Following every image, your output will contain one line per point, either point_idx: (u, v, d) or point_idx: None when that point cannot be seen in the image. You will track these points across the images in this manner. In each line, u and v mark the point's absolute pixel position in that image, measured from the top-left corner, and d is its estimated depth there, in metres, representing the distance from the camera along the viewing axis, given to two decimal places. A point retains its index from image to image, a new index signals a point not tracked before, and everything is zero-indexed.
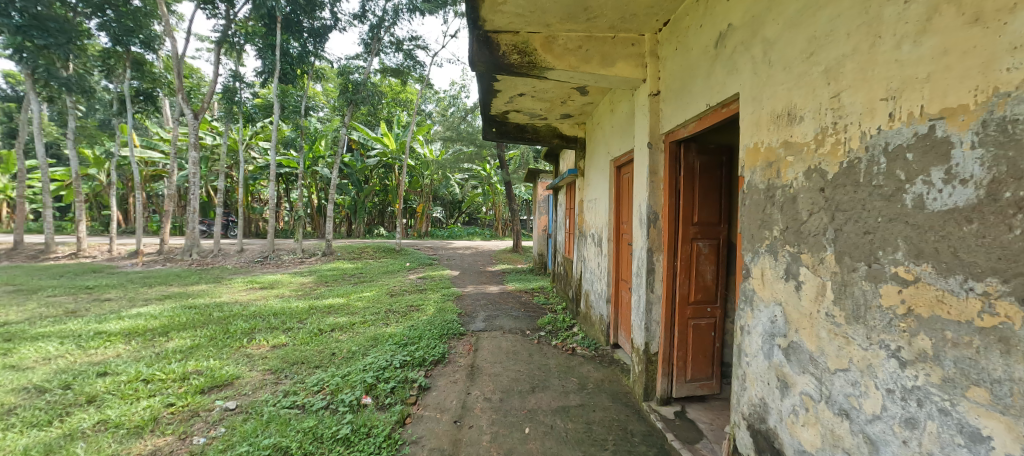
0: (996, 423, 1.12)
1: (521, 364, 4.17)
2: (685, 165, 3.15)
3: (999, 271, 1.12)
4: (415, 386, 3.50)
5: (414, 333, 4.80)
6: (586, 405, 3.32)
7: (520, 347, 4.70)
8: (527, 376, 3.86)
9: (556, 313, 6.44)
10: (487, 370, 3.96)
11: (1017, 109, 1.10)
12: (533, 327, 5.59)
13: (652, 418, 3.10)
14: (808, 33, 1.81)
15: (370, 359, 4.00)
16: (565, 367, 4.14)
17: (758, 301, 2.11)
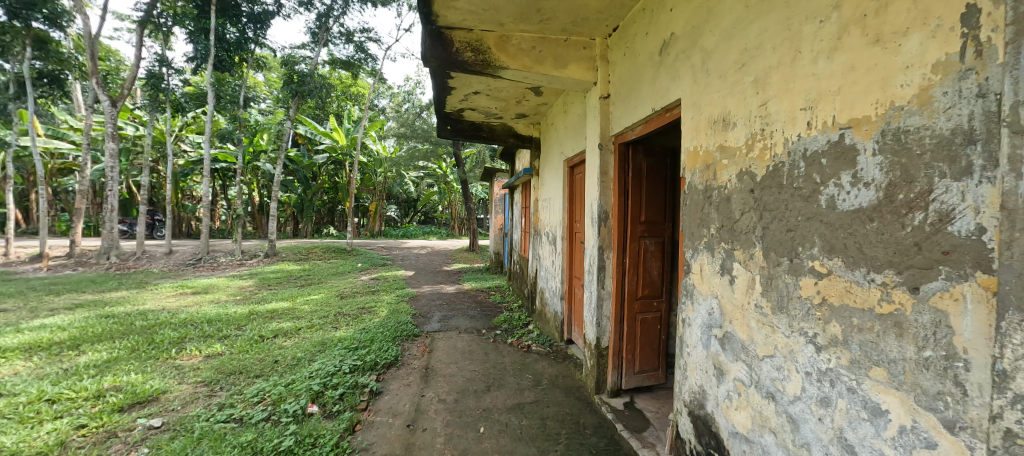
0: (892, 398, 1.27)
1: (476, 363, 4.16)
2: (633, 166, 3.28)
3: (895, 264, 1.27)
4: (366, 391, 3.40)
5: (365, 336, 4.65)
6: (540, 401, 3.38)
7: (475, 346, 4.69)
8: (482, 375, 3.87)
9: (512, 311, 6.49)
10: (441, 371, 3.92)
11: (908, 121, 1.24)
12: (488, 326, 5.59)
13: (603, 410, 3.21)
14: (740, 45, 1.95)
15: (317, 365, 3.83)
16: (520, 364, 4.19)
17: (697, 295, 2.24)
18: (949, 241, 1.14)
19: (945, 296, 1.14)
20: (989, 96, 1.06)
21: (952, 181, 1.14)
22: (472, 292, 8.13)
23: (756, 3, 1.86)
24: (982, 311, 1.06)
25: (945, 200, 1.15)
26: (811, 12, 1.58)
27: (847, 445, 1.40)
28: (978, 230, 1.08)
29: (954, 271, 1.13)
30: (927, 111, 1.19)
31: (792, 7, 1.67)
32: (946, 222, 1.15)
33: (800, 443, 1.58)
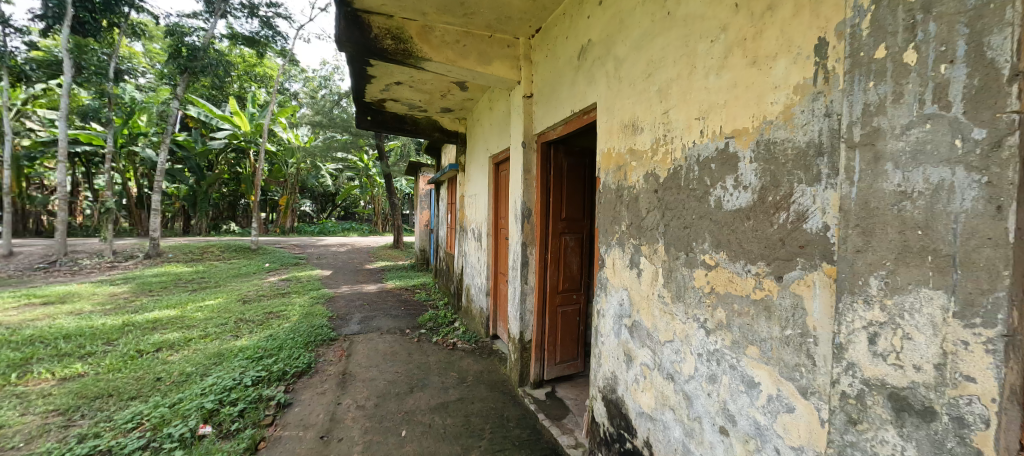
0: (763, 371, 1.47)
1: (398, 365, 4.05)
2: (554, 165, 3.40)
3: (766, 256, 1.48)
4: (272, 405, 3.14)
5: (272, 344, 4.29)
6: (465, 398, 3.39)
7: (398, 347, 4.56)
8: (404, 376, 3.77)
9: (437, 309, 6.40)
10: (361, 376, 3.75)
11: (776, 134, 1.45)
12: (412, 325, 5.46)
13: (526, 402, 3.31)
14: (647, 57, 2.12)
15: (211, 380, 3.45)
16: (445, 363, 4.16)
17: (610, 287, 2.40)
18: (805, 237, 1.35)
19: (801, 283, 1.36)
20: (833, 116, 1.28)
21: (807, 186, 1.35)
22: (395, 290, 7.87)
23: (660, 19, 2.03)
24: (827, 295, 1.28)
25: (801, 202, 1.37)
26: (704, 32, 1.76)
27: (729, 415, 1.60)
28: (825, 227, 1.29)
29: (808, 262, 1.34)
30: (790, 126, 1.40)
31: (689, 26, 1.85)
32: (803, 221, 1.36)
33: (692, 417, 1.77)
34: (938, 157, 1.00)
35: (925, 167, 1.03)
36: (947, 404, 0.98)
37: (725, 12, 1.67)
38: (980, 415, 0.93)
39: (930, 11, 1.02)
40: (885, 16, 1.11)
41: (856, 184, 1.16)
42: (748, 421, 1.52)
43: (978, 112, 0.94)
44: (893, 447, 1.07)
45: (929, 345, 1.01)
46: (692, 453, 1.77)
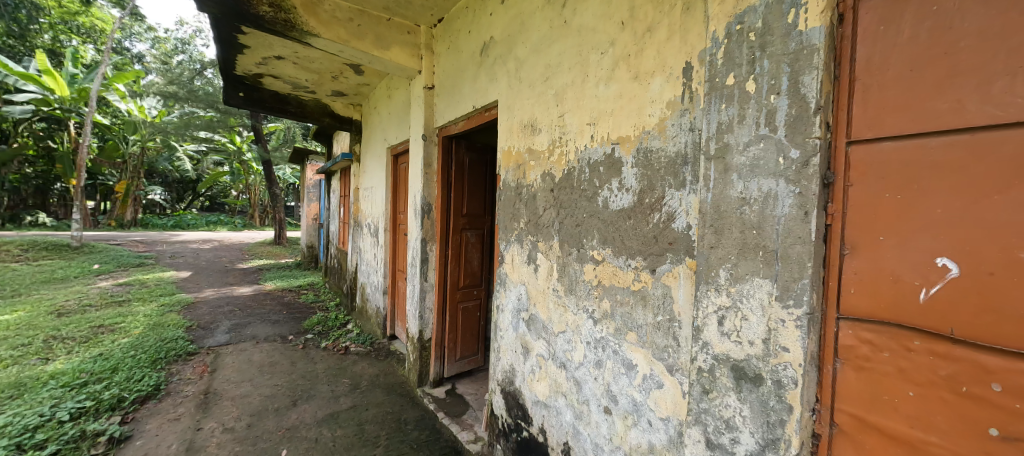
0: (639, 354, 1.66)
1: (277, 377, 3.67)
2: (456, 161, 3.39)
3: (643, 252, 1.66)
4: (102, 441, 2.62)
5: (103, 366, 3.56)
6: (358, 405, 3.22)
7: (278, 357, 4.13)
8: (285, 389, 3.44)
9: (327, 311, 5.94)
10: (229, 394, 3.32)
11: (652, 144, 1.64)
12: (296, 330, 5.00)
13: (425, 402, 3.27)
14: (545, 60, 2.22)
15: (5, 419, 2.74)
16: (335, 369, 3.89)
17: (509, 283, 2.48)
18: (673, 235, 1.55)
19: (669, 275, 1.56)
20: (696, 130, 1.48)
21: (675, 190, 1.55)
22: (276, 292, 7.10)
23: (558, 26, 2.14)
24: (689, 284, 1.49)
25: (671, 204, 1.57)
26: (596, 44, 1.91)
27: (612, 396, 1.78)
28: (688, 227, 1.50)
29: (675, 256, 1.54)
30: (663, 136, 1.59)
31: (583, 36, 1.98)
32: (672, 220, 1.56)
33: (581, 400, 1.93)
34: (767, 170, 1.24)
35: (759, 178, 1.26)
36: (770, 370, 1.22)
37: (613, 27, 1.82)
38: (791, 377, 1.18)
39: (765, 50, 1.25)
40: (733, 50, 1.33)
41: (711, 190, 1.37)
42: (627, 399, 1.70)
43: (794, 135, 1.19)
44: (734, 409, 1.30)
45: (758, 324, 1.25)
46: (581, 434, 1.93)
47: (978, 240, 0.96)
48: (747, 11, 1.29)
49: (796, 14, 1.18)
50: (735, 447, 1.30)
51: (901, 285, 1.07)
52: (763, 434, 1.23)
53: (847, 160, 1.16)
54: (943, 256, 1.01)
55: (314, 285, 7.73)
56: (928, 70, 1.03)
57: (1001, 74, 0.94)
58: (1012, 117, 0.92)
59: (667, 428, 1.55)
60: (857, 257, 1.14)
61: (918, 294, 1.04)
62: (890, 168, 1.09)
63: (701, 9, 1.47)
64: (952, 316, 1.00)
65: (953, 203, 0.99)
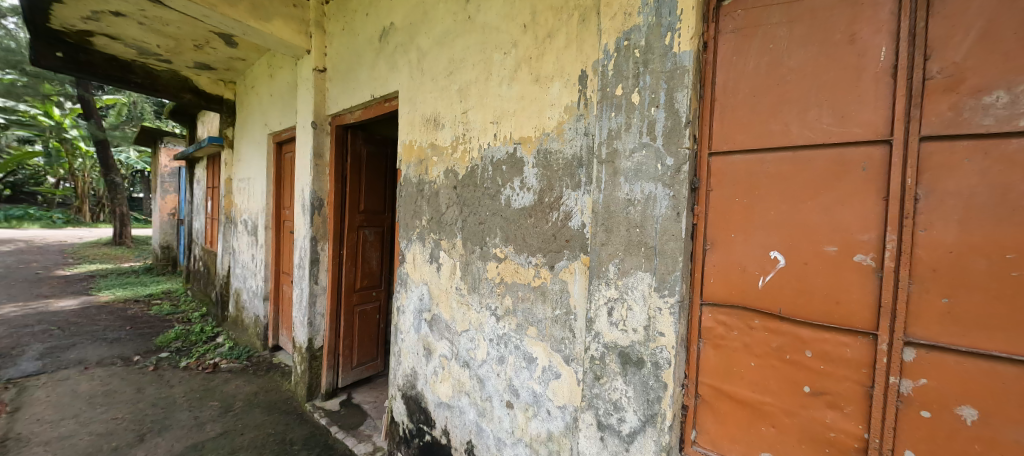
0: (539, 347, 1.74)
1: (116, 409, 3.08)
2: (351, 152, 3.19)
3: (543, 250, 1.74)
4: None
5: None
6: (231, 431, 2.85)
7: (116, 385, 3.46)
8: (128, 423, 2.90)
9: (188, 324, 5.13)
10: (40, 439, 2.68)
11: (550, 146, 1.71)
12: (143, 349, 4.24)
13: (316, 416, 3.03)
14: (449, 54, 2.18)
15: None
16: (200, 392, 3.40)
17: (410, 283, 2.41)
18: (569, 233, 1.65)
19: (567, 270, 1.66)
20: (589, 135, 1.59)
21: (571, 191, 1.65)
22: (116, 304, 5.90)
23: (461, 21, 2.12)
24: (583, 279, 1.60)
25: (567, 205, 1.66)
26: (499, 43, 1.94)
27: (514, 389, 1.83)
28: (583, 225, 1.60)
29: (571, 253, 1.64)
30: (561, 139, 1.68)
31: (486, 34, 1.99)
32: (568, 220, 1.66)
33: (485, 397, 1.96)
34: (649, 175, 1.38)
35: (641, 182, 1.39)
36: (650, 353, 1.37)
37: (515, 29, 1.86)
38: (666, 358, 1.34)
39: (647, 66, 1.39)
40: (622, 63, 1.45)
41: (603, 191, 1.49)
42: (528, 391, 1.77)
43: (669, 145, 1.34)
44: (620, 392, 1.43)
45: (641, 313, 1.39)
46: (484, 431, 1.96)
47: (799, 237, 1.19)
48: (633, 29, 1.42)
49: (672, 38, 1.34)
50: (622, 426, 1.43)
51: (746, 274, 1.28)
52: (644, 411, 1.38)
53: (708, 168, 1.35)
54: (775, 250, 1.23)
55: (170, 294, 6.60)
56: (766, 97, 1.25)
57: (814, 104, 1.17)
58: (820, 139, 1.16)
59: (564, 414, 1.65)
60: (716, 252, 1.34)
61: (758, 281, 1.26)
62: (739, 176, 1.29)
63: (595, 22, 1.57)
64: (781, 298, 1.22)
65: (782, 207, 1.22)
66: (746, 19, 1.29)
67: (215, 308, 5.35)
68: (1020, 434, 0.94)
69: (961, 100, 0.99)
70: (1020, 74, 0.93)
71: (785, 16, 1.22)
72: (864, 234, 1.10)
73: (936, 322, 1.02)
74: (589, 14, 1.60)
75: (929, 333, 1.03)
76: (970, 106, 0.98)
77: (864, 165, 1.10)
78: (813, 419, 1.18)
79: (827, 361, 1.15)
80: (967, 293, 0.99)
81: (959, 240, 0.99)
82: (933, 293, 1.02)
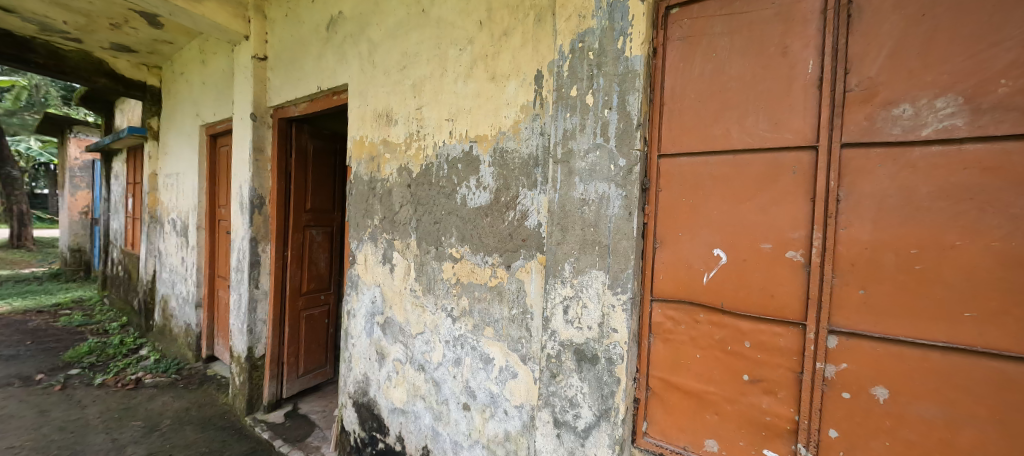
0: (496, 348, 1.74)
1: (13, 436, 2.72)
2: (296, 147, 3.02)
3: (499, 249, 1.73)
4: None
5: None
6: (156, 452, 2.61)
7: (14, 409, 3.06)
8: (29, 451, 2.58)
9: (105, 336, 4.65)
10: None
11: (506, 145, 1.71)
12: (48, 367, 3.79)
13: (257, 430, 2.84)
14: (402, 48, 2.12)
15: None
16: (118, 411, 3.08)
17: (361, 285, 2.32)
18: (525, 232, 1.66)
19: (523, 270, 1.66)
20: (545, 135, 1.60)
21: (527, 190, 1.66)
22: (15, 316, 5.22)
23: (415, 14, 2.06)
24: (539, 278, 1.61)
25: (523, 204, 1.67)
26: (454, 39, 1.90)
27: (470, 391, 1.82)
28: (539, 225, 1.62)
29: (528, 252, 1.65)
30: (517, 138, 1.68)
31: (441, 29, 1.95)
32: (524, 220, 1.66)
33: (440, 400, 1.93)
34: (602, 175, 1.41)
35: (595, 182, 1.42)
36: (604, 349, 1.41)
37: (471, 25, 1.84)
38: (619, 354, 1.38)
39: (600, 69, 1.42)
40: (577, 65, 1.47)
41: (558, 191, 1.50)
42: (485, 392, 1.76)
43: (621, 146, 1.38)
44: (576, 388, 1.46)
45: (594, 310, 1.42)
46: (439, 435, 1.93)
47: (738, 235, 1.27)
48: (587, 31, 1.45)
49: (624, 42, 1.38)
50: (577, 422, 1.46)
51: (692, 271, 1.35)
52: (598, 406, 1.42)
53: (658, 169, 1.40)
54: (718, 248, 1.30)
55: (83, 303, 5.93)
56: (710, 103, 1.32)
57: (752, 111, 1.25)
58: (757, 144, 1.24)
59: (521, 414, 1.65)
60: (665, 250, 1.39)
61: (703, 277, 1.33)
62: (686, 178, 1.36)
63: (550, 23, 1.59)
64: (723, 293, 1.30)
65: (724, 207, 1.29)
66: (692, 28, 1.35)
67: (138, 317, 4.88)
68: (923, 409, 1.05)
69: (876, 110, 1.10)
70: (924, 89, 1.04)
71: (727, 27, 1.29)
72: (795, 232, 1.19)
73: (855, 312, 1.12)
74: (545, 14, 1.61)
75: (849, 322, 1.13)
76: (883, 116, 1.09)
77: (795, 169, 1.19)
78: (751, 405, 1.26)
79: (763, 350, 1.24)
80: (880, 285, 1.09)
81: (874, 237, 1.10)
82: (852, 285, 1.13)
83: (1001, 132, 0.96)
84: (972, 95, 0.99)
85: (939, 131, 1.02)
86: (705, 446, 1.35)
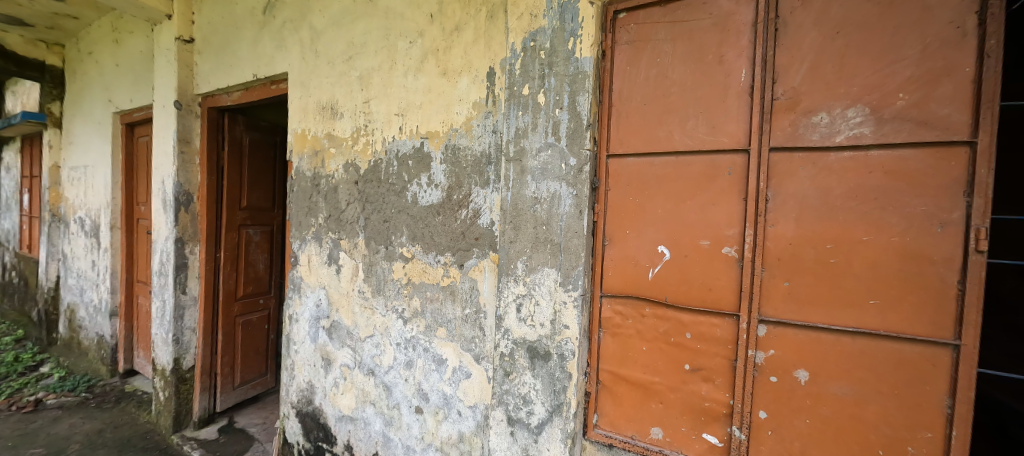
0: (449, 348, 1.71)
1: None
2: (229, 139, 2.80)
3: (451, 248, 1.71)
4: None
5: None
6: None
7: None
8: None
9: None
10: None
11: (458, 143, 1.69)
12: None
13: (186, 449, 2.62)
14: (347, 37, 2.02)
15: None
16: (14, 437, 2.72)
17: (304, 288, 2.20)
18: (478, 230, 1.65)
19: (476, 269, 1.65)
20: (497, 133, 1.60)
21: (480, 188, 1.64)
22: None
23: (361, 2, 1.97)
24: (492, 276, 1.61)
25: (476, 202, 1.65)
26: (403, 31, 1.84)
27: (423, 394, 1.79)
28: (491, 223, 1.61)
29: (481, 251, 1.64)
30: (469, 135, 1.66)
31: (390, 20, 1.88)
32: (477, 218, 1.65)
33: (392, 405, 1.88)
34: (554, 174, 1.43)
35: (547, 181, 1.44)
36: (556, 346, 1.44)
37: (421, 18, 1.79)
38: (571, 350, 1.41)
39: (551, 68, 1.44)
40: (528, 63, 1.48)
41: (510, 190, 1.51)
42: (438, 394, 1.74)
43: (571, 146, 1.41)
44: (529, 385, 1.49)
45: (547, 307, 1.45)
46: (391, 441, 1.88)
47: (680, 232, 1.34)
48: (539, 31, 1.46)
49: (574, 43, 1.40)
50: (530, 419, 1.49)
51: (638, 267, 1.40)
52: (551, 402, 1.45)
53: (606, 169, 1.44)
54: (662, 244, 1.36)
55: None
56: (654, 106, 1.37)
57: (692, 115, 1.32)
58: (697, 146, 1.31)
59: (475, 414, 1.65)
60: (613, 247, 1.44)
61: (649, 273, 1.39)
62: (632, 178, 1.41)
63: (502, 20, 1.58)
64: (666, 288, 1.36)
65: (668, 206, 1.35)
66: (638, 33, 1.40)
67: (37, 330, 4.31)
68: (837, 388, 1.17)
69: (798, 118, 1.19)
70: (838, 99, 1.15)
71: (669, 34, 1.35)
72: (730, 230, 1.27)
73: (781, 303, 1.22)
74: (497, 11, 1.60)
75: (775, 311, 1.23)
76: (804, 123, 1.19)
77: (729, 170, 1.27)
78: (691, 393, 1.34)
79: (703, 341, 1.32)
80: (802, 277, 1.20)
81: (797, 234, 1.20)
82: (778, 278, 1.22)
83: (900, 140, 1.08)
84: (876, 107, 1.11)
85: (850, 138, 1.14)
86: (651, 434, 1.41)
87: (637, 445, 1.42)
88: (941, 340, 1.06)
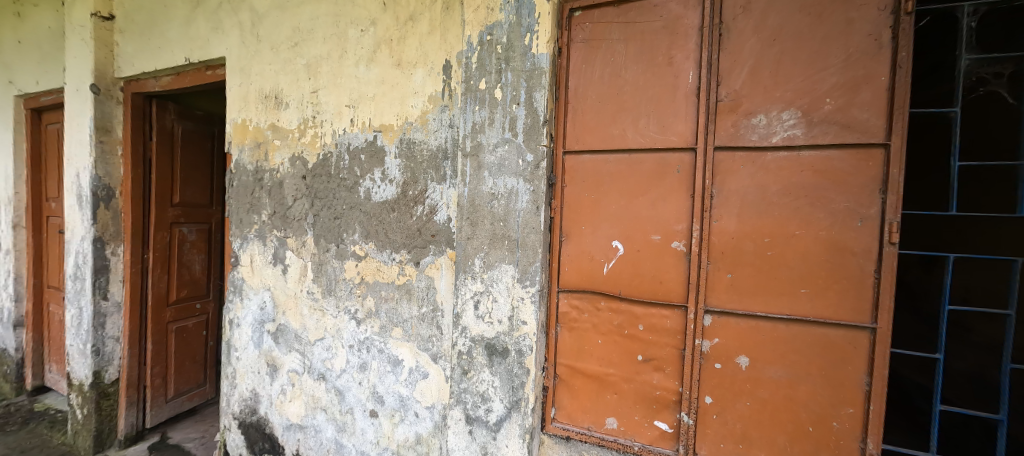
0: (406, 349, 1.67)
1: None
2: (157, 128, 2.56)
3: (407, 244, 1.67)
4: None
5: None
6: None
7: None
8: None
9: None
10: None
11: (412, 136, 1.64)
12: None
13: None
14: (293, 22, 1.90)
15: None
16: None
17: (246, 290, 2.06)
18: (434, 227, 1.61)
19: (433, 266, 1.62)
20: (454, 127, 1.56)
21: (436, 184, 1.60)
22: None
23: None
24: (450, 274, 1.58)
25: (433, 198, 1.61)
26: (354, 18, 1.76)
27: (378, 396, 1.73)
28: (448, 220, 1.58)
29: (437, 248, 1.61)
30: (425, 129, 1.62)
31: (339, 6, 1.79)
32: (434, 214, 1.61)
33: (345, 410, 1.81)
34: (511, 170, 1.43)
35: (504, 177, 1.44)
36: (514, 342, 1.45)
37: (374, 6, 1.72)
38: (528, 345, 1.43)
39: (508, 63, 1.43)
40: (485, 57, 1.46)
41: (467, 185, 1.50)
42: (393, 396, 1.70)
43: (529, 142, 1.41)
44: (487, 383, 1.49)
45: (505, 303, 1.46)
46: (344, 447, 1.82)
47: (632, 228, 1.38)
48: (495, 25, 1.45)
49: (531, 39, 1.41)
50: (489, 416, 1.49)
51: (594, 262, 1.43)
52: (509, 398, 1.46)
53: (562, 166, 1.46)
54: (616, 239, 1.40)
55: None
56: (609, 104, 1.40)
57: (643, 114, 1.36)
58: (648, 145, 1.35)
59: (432, 414, 1.62)
60: (570, 243, 1.46)
61: (603, 267, 1.42)
62: (588, 174, 1.43)
63: (457, 12, 1.54)
64: (620, 282, 1.40)
65: (622, 202, 1.39)
66: (593, 32, 1.42)
67: None
68: (773, 371, 1.26)
69: (739, 119, 1.26)
70: (774, 103, 1.22)
71: (623, 34, 1.38)
72: (678, 225, 1.33)
73: (724, 293, 1.29)
74: (452, 3, 1.56)
75: (719, 302, 1.30)
76: (744, 124, 1.25)
77: (678, 168, 1.33)
78: (644, 382, 1.39)
79: (653, 332, 1.37)
80: (742, 269, 1.27)
81: (738, 229, 1.27)
82: (721, 271, 1.29)
83: (827, 141, 1.18)
84: (806, 110, 1.19)
85: (784, 139, 1.22)
86: (606, 424, 1.45)
87: (593, 436, 1.46)
88: (860, 323, 1.17)
